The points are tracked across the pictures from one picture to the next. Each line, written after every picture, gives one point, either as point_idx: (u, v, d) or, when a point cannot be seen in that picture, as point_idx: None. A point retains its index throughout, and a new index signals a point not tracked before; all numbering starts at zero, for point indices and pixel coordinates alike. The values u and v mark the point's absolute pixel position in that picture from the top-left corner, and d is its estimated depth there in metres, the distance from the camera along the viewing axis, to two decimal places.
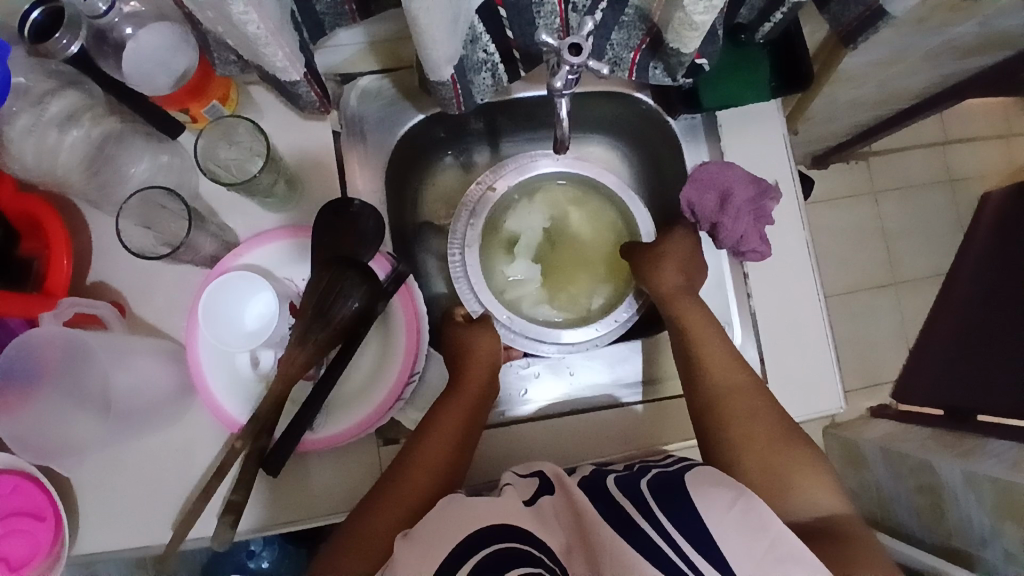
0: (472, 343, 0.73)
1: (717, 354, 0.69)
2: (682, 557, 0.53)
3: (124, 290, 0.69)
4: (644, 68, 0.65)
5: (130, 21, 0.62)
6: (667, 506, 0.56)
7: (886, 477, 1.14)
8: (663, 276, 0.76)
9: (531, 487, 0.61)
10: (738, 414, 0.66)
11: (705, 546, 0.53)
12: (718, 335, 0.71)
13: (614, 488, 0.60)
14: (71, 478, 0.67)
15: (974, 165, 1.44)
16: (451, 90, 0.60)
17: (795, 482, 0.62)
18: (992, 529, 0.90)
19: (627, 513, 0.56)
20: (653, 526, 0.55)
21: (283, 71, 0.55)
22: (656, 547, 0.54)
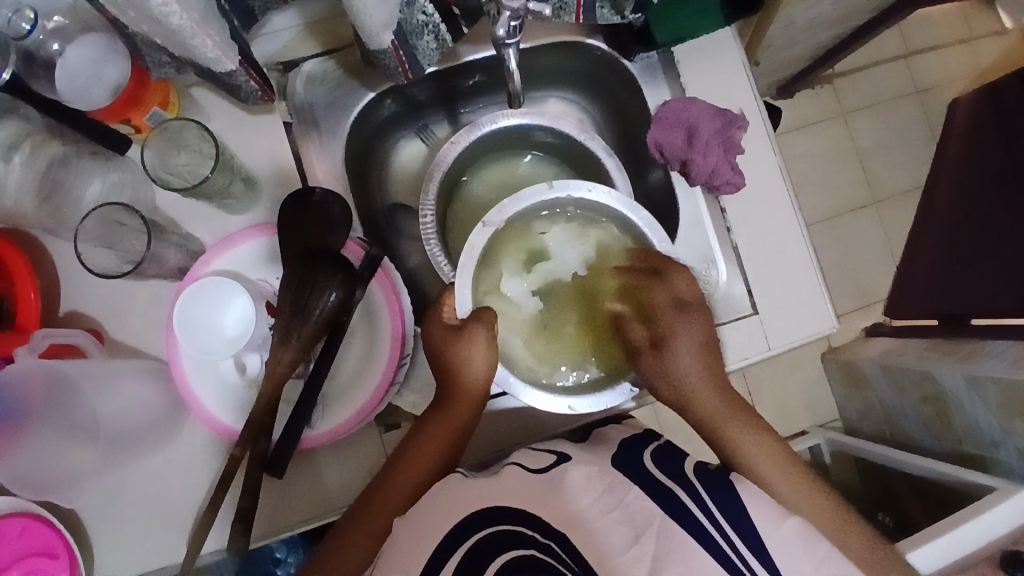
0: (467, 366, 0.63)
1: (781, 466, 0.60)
2: (723, 538, 0.52)
3: (98, 315, 0.67)
4: (590, 9, 0.66)
5: (56, 37, 0.58)
6: (711, 487, 0.57)
7: (889, 393, 1.15)
8: (676, 372, 0.61)
9: (548, 460, 0.59)
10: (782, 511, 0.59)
11: (750, 535, 0.53)
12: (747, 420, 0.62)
13: (656, 469, 0.59)
14: (79, 513, 0.66)
15: (940, 72, 1.43)
16: (395, 59, 0.58)
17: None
18: (1001, 429, 0.91)
19: (672, 491, 0.56)
20: (689, 497, 0.55)
21: (216, 62, 0.52)
22: (690, 518, 0.53)
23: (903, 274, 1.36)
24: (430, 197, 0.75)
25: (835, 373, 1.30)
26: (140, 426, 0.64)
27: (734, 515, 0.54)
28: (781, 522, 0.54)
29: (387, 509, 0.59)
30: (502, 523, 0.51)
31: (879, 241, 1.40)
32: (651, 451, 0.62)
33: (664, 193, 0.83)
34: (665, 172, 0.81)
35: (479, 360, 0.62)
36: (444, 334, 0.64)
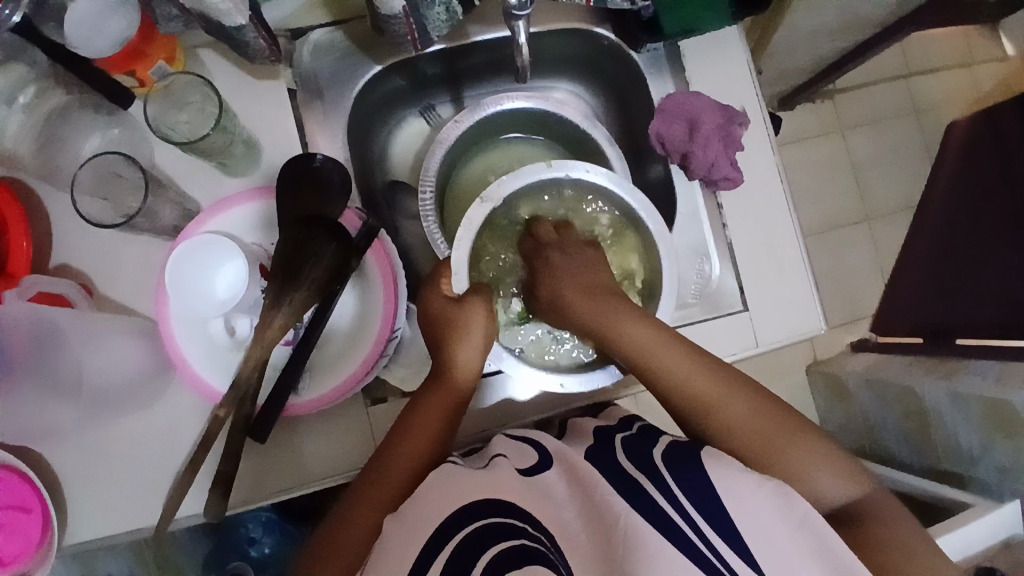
0: (464, 337, 0.64)
1: (675, 368, 0.62)
2: (703, 540, 0.51)
3: (88, 270, 0.66)
4: None
5: None
6: (678, 474, 0.55)
7: (873, 406, 1.15)
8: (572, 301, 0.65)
9: (531, 459, 0.58)
10: (721, 424, 0.60)
11: (726, 526, 0.52)
12: (635, 318, 0.63)
13: (626, 462, 0.58)
14: (55, 469, 0.65)
15: (939, 94, 1.45)
16: (404, 25, 0.59)
17: (812, 476, 0.59)
18: (982, 447, 0.92)
19: (637, 482, 0.55)
20: (657, 488, 0.54)
21: (227, 14, 0.52)
22: (668, 513, 0.52)
23: (891, 291, 1.37)
24: (429, 175, 0.74)
25: (818, 384, 1.32)
26: (124, 381, 0.64)
27: (711, 503, 0.53)
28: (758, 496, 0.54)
29: (379, 502, 0.58)
30: (486, 514, 0.50)
31: (870, 257, 1.41)
32: (622, 443, 0.61)
33: (663, 187, 0.83)
34: (665, 165, 0.82)
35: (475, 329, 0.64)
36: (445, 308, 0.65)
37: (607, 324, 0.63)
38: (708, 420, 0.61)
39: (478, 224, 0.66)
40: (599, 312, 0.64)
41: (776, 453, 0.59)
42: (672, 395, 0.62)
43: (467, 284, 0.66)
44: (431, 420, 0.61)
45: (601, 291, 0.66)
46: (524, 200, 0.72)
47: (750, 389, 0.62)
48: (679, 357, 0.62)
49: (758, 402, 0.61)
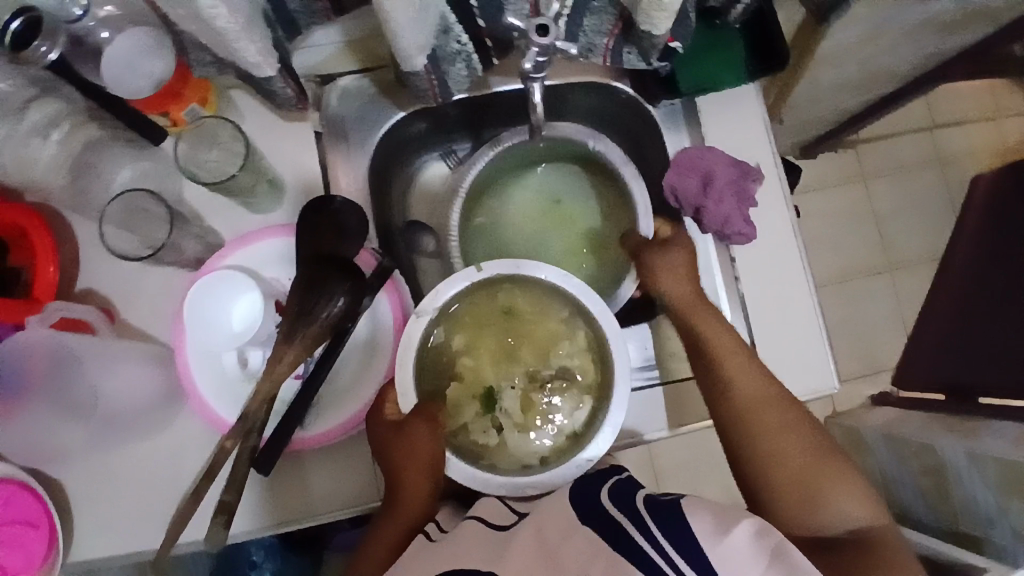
0: (410, 438, 0.62)
1: (743, 367, 0.64)
2: (672, 567, 0.49)
3: (112, 296, 0.69)
4: (617, 53, 0.66)
5: (106, 25, 0.60)
6: (660, 519, 0.52)
7: (890, 462, 1.12)
8: (680, 299, 0.69)
9: (512, 518, 0.58)
10: (760, 430, 0.62)
11: (696, 556, 0.49)
12: (720, 324, 0.67)
13: (606, 497, 0.56)
14: (66, 489, 0.66)
15: (965, 147, 1.44)
16: (425, 80, 0.61)
17: (832, 500, 0.59)
18: (999, 511, 0.89)
19: (614, 520, 0.53)
20: (639, 532, 0.52)
21: (257, 67, 0.54)
22: (642, 548, 0.51)
23: (914, 344, 1.35)
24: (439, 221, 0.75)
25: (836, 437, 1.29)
26: (135, 408, 0.66)
27: (693, 541, 0.50)
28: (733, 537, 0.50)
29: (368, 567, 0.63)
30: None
31: (891, 308, 1.39)
32: (611, 487, 0.58)
33: None
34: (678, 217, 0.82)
35: (424, 441, 0.62)
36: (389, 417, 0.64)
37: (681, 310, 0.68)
38: (748, 424, 0.62)
39: (420, 337, 0.63)
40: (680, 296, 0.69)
41: (808, 468, 0.60)
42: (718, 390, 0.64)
43: (414, 405, 0.62)
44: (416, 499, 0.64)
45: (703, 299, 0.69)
46: (482, 296, 0.67)
47: (803, 412, 0.63)
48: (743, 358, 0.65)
49: (802, 421, 0.63)
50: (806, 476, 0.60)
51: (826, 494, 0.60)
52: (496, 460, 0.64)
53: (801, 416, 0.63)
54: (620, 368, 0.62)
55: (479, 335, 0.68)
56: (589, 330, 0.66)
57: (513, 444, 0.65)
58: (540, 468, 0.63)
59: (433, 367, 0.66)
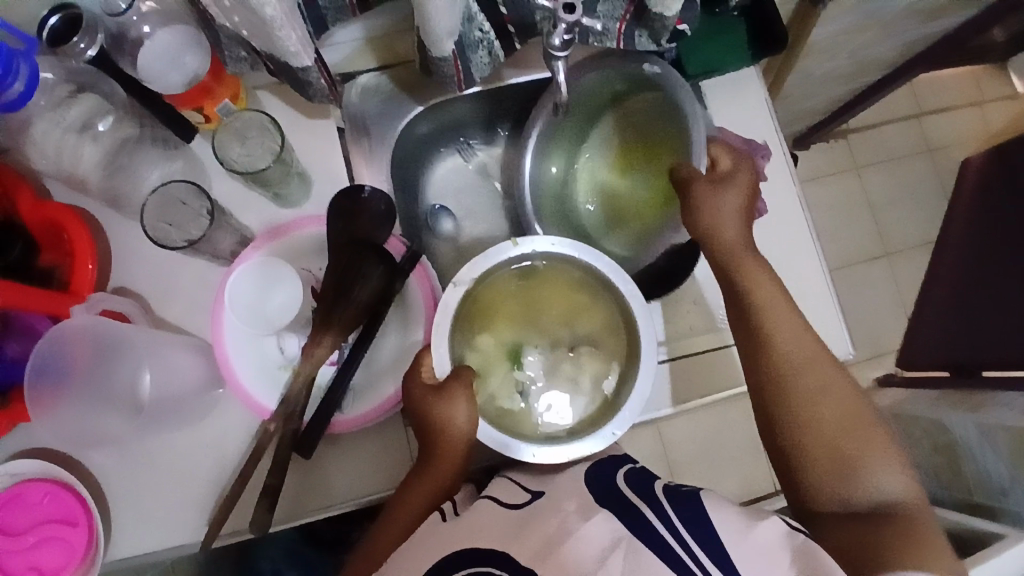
0: (443, 414, 0.61)
1: (786, 324, 0.63)
2: (685, 549, 0.52)
3: (147, 292, 0.70)
4: (630, 37, 0.69)
5: (147, 21, 0.66)
6: (677, 504, 0.55)
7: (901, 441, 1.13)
8: (722, 244, 0.66)
9: (523, 496, 0.61)
10: (806, 393, 0.60)
11: (712, 545, 0.52)
12: (768, 278, 0.65)
13: (626, 487, 0.59)
14: (106, 483, 0.67)
15: (950, 134, 1.49)
16: (452, 67, 0.64)
17: (861, 468, 0.58)
18: None
19: (631, 502, 0.56)
20: (655, 513, 0.55)
21: (295, 57, 0.57)
22: (658, 530, 0.53)
23: (915, 326, 1.38)
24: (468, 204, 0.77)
25: None
26: (177, 398, 0.66)
27: (712, 534, 0.53)
28: (752, 534, 0.53)
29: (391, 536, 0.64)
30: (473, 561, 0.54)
31: (890, 292, 1.43)
32: (624, 474, 0.61)
33: None
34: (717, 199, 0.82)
35: (459, 419, 0.62)
36: (424, 389, 0.63)
37: (733, 255, 0.66)
38: (787, 385, 0.61)
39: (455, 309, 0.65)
40: (733, 242, 0.66)
41: (845, 435, 0.59)
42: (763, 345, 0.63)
43: (450, 370, 0.63)
44: (440, 474, 0.64)
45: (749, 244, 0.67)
46: (512, 274, 0.70)
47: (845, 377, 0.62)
48: (789, 315, 0.63)
49: (845, 388, 0.61)
50: (840, 444, 0.59)
51: (861, 463, 0.59)
52: (519, 426, 0.66)
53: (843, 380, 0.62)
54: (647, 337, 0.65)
55: (505, 310, 0.70)
56: (614, 302, 0.69)
57: (537, 411, 0.67)
58: (565, 437, 0.64)
59: (467, 344, 0.68)
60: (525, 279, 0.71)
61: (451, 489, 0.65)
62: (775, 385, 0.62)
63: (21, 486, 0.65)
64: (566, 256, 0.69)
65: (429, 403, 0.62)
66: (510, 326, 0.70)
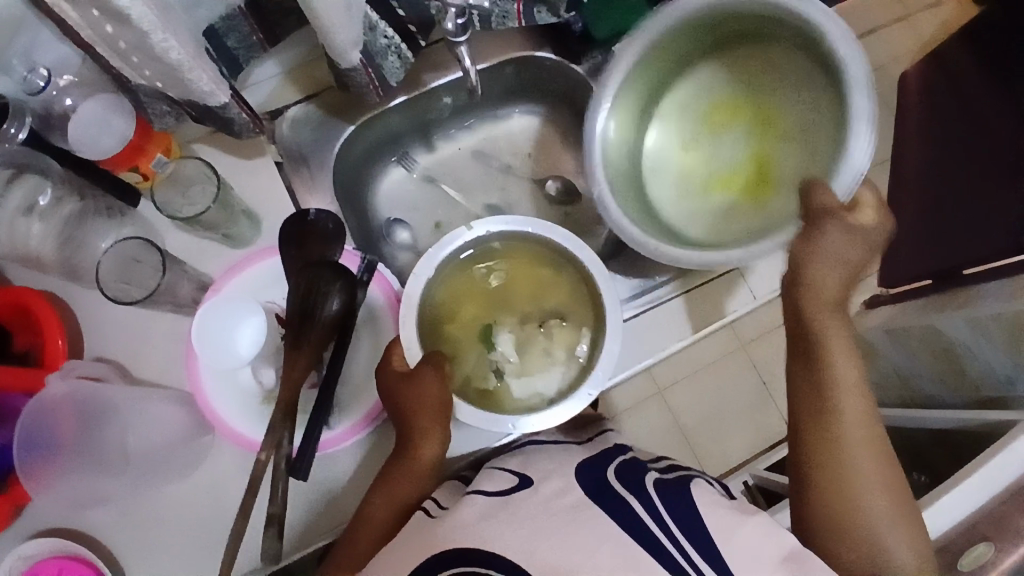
0: (415, 396, 0.63)
1: (851, 387, 0.63)
2: (674, 543, 0.51)
3: (125, 356, 0.72)
4: (530, 13, 0.71)
5: (68, 93, 0.67)
6: (665, 498, 0.55)
7: (904, 360, 1.07)
8: (802, 301, 0.65)
9: (509, 484, 0.58)
10: (845, 455, 0.61)
11: (701, 541, 0.51)
12: (846, 340, 0.64)
13: (612, 478, 0.58)
14: (118, 548, 0.68)
15: None
16: (364, 75, 0.66)
17: (874, 531, 0.58)
18: None
19: (617, 492, 0.55)
20: (642, 506, 0.54)
21: (212, 96, 0.59)
22: (645, 524, 0.52)
23: None
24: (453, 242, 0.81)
25: None
26: (164, 445, 0.69)
27: (703, 534, 0.52)
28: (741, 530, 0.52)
29: (373, 538, 0.62)
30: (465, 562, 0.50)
31: None
32: (614, 465, 0.61)
33: None
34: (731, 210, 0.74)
35: (432, 404, 0.63)
36: (396, 378, 0.64)
37: (816, 317, 0.65)
38: (830, 443, 0.61)
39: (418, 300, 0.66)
40: (817, 301, 0.65)
41: (865, 502, 0.59)
42: (817, 401, 0.63)
43: (421, 356, 0.65)
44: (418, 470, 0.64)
45: (833, 304, 0.65)
46: (474, 258, 0.71)
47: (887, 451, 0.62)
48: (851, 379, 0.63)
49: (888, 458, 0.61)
50: (856, 508, 0.59)
51: (874, 524, 0.59)
52: (497, 403, 0.69)
53: (883, 452, 0.62)
54: (608, 290, 0.66)
55: (465, 296, 0.72)
56: (572, 268, 0.71)
57: (515, 386, 0.69)
58: (545, 407, 0.67)
59: (435, 338, 0.69)
60: (483, 264, 0.72)
61: (434, 476, 0.65)
62: (820, 442, 0.62)
63: (34, 567, 0.65)
64: (520, 233, 0.70)
65: (405, 386, 0.63)
66: (475, 312, 0.72)
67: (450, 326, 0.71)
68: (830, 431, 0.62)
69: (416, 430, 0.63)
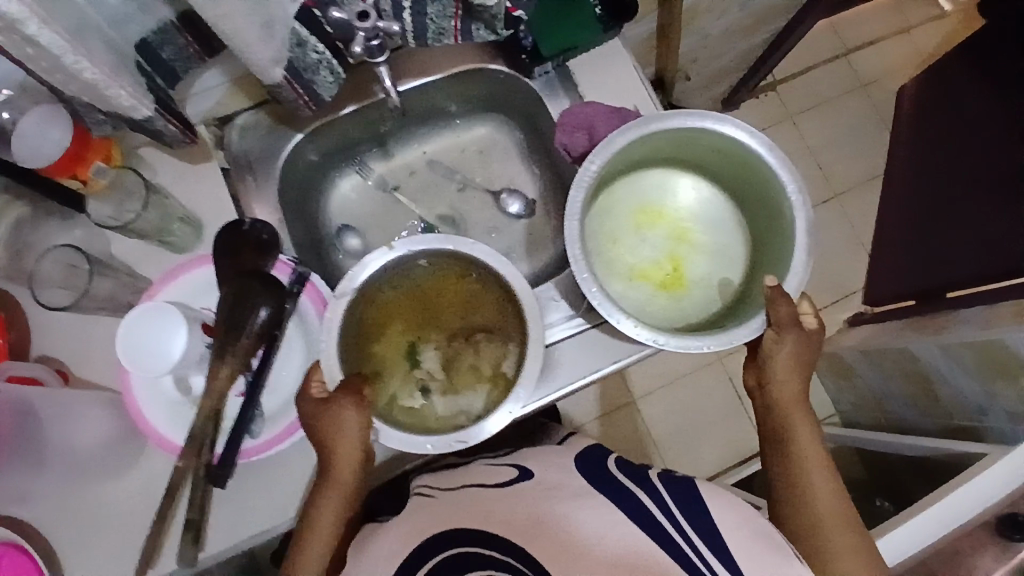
0: (334, 423, 0.63)
1: (811, 454, 0.66)
2: (683, 534, 0.53)
3: (66, 357, 0.73)
4: (466, 31, 0.72)
5: (6, 106, 0.68)
6: (671, 492, 0.58)
7: (875, 379, 1.14)
8: (767, 377, 0.69)
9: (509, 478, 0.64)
10: (812, 515, 0.63)
11: (709, 532, 0.53)
12: (807, 414, 0.68)
13: (620, 473, 0.62)
14: (52, 544, 0.70)
15: (881, 66, 1.45)
16: (292, 91, 0.67)
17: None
18: (986, 395, 0.91)
19: (625, 486, 0.59)
20: (651, 498, 0.57)
21: (133, 110, 0.61)
22: (653, 514, 0.55)
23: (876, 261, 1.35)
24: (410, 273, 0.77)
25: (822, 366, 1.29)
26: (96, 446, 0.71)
27: (708, 527, 0.53)
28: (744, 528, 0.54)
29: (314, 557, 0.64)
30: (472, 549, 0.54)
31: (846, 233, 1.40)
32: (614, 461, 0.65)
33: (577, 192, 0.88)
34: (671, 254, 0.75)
35: (349, 427, 0.63)
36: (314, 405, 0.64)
37: (777, 393, 0.69)
38: (796, 504, 0.65)
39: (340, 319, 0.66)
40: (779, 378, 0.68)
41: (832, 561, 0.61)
42: (783, 468, 0.67)
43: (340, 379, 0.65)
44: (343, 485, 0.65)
45: (801, 392, 0.69)
46: (399, 276, 0.71)
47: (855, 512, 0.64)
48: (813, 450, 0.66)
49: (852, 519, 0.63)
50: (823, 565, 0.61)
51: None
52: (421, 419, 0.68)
53: (851, 512, 0.64)
54: (531, 309, 0.67)
55: (392, 312, 0.73)
56: (500, 288, 0.71)
57: (439, 403, 0.70)
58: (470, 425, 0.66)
59: (359, 353, 0.69)
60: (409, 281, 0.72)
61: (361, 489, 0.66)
62: (788, 504, 0.65)
63: None
64: (444, 251, 0.70)
65: (322, 411, 0.63)
66: (403, 327, 0.73)
67: (375, 342, 0.71)
68: (795, 493, 0.65)
69: (335, 453, 0.64)
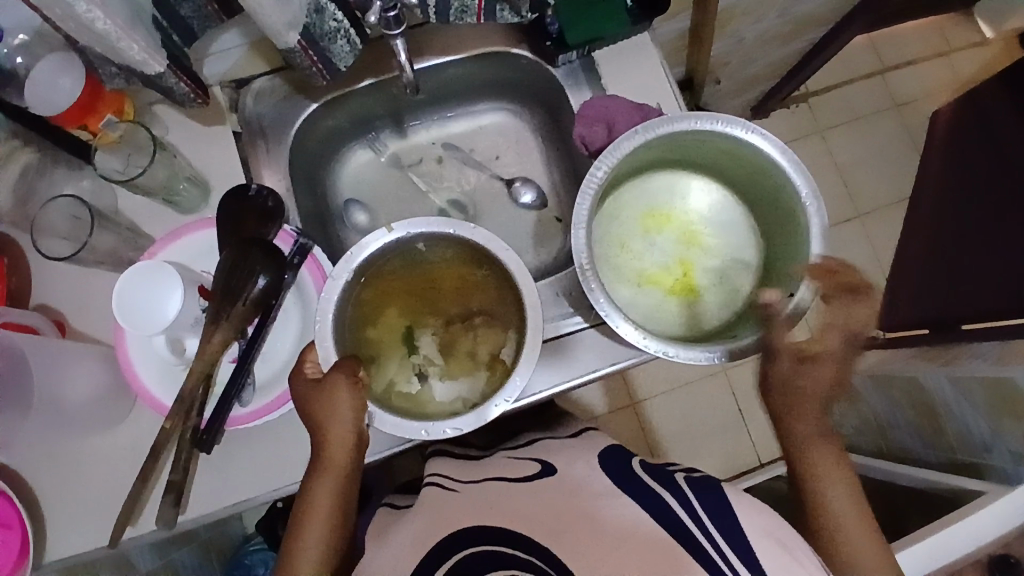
0: (327, 405, 0.62)
1: (841, 486, 0.64)
2: (707, 536, 0.50)
3: (64, 308, 0.73)
4: (491, 11, 0.76)
5: (20, 52, 0.66)
6: (699, 492, 0.55)
7: (880, 404, 1.12)
8: (797, 405, 0.67)
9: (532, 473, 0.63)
10: (849, 550, 0.61)
11: (734, 533, 0.50)
12: (834, 444, 0.66)
13: (642, 473, 0.59)
14: (36, 491, 0.70)
15: (918, 87, 1.41)
16: (307, 58, 0.64)
17: None
18: (992, 433, 0.88)
19: (648, 486, 0.56)
20: (675, 498, 0.54)
21: (143, 64, 0.59)
22: (675, 514, 0.52)
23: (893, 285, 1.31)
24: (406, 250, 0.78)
25: None
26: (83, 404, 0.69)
27: (735, 531, 0.50)
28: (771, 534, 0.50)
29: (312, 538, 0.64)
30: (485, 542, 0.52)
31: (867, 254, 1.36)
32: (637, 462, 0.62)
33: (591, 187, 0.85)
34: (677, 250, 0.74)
35: (343, 408, 0.62)
36: (309, 386, 0.64)
37: (803, 421, 0.66)
38: (831, 539, 0.62)
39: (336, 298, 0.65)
40: (807, 407, 0.66)
41: None
42: (814, 501, 0.64)
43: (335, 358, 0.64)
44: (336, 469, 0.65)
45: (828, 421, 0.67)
46: (401, 256, 0.70)
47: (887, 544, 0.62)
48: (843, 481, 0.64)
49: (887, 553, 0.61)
50: None
51: None
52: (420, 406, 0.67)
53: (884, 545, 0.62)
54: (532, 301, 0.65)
55: (394, 291, 0.71)
56: (501, 277, 0.69)
57: (436, 388, 0.69)
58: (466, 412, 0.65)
59: (356, 330, 0.68)
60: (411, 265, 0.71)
61: (355, 477, 0.66)
62: (822, 539, 0.63)
63: None
64: (445, 237, 0.68)
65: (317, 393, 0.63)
66: (401, 310, 0.72)
67: (374, 321, 0.70)
68: (829, 528, 0.62)
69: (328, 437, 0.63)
